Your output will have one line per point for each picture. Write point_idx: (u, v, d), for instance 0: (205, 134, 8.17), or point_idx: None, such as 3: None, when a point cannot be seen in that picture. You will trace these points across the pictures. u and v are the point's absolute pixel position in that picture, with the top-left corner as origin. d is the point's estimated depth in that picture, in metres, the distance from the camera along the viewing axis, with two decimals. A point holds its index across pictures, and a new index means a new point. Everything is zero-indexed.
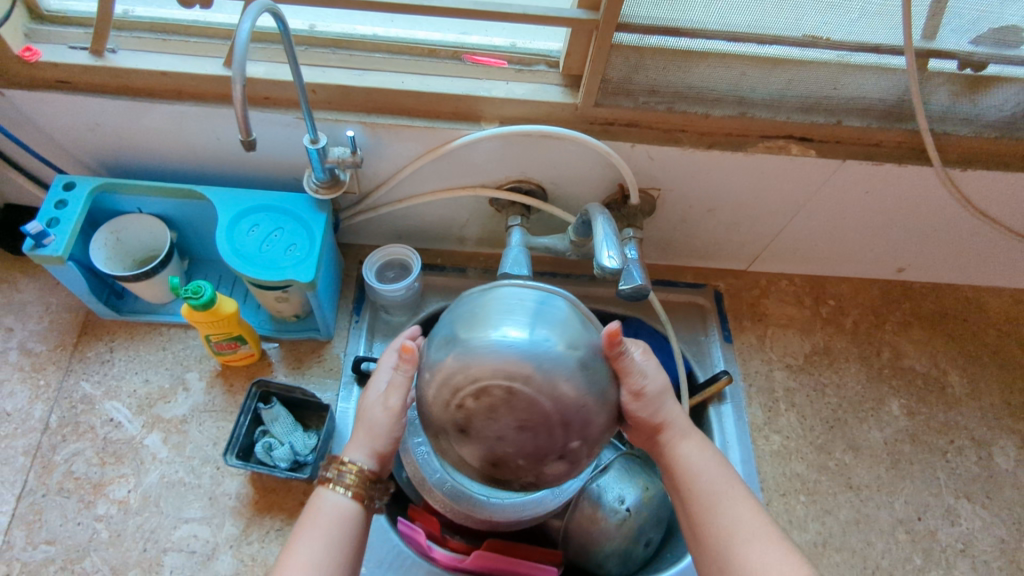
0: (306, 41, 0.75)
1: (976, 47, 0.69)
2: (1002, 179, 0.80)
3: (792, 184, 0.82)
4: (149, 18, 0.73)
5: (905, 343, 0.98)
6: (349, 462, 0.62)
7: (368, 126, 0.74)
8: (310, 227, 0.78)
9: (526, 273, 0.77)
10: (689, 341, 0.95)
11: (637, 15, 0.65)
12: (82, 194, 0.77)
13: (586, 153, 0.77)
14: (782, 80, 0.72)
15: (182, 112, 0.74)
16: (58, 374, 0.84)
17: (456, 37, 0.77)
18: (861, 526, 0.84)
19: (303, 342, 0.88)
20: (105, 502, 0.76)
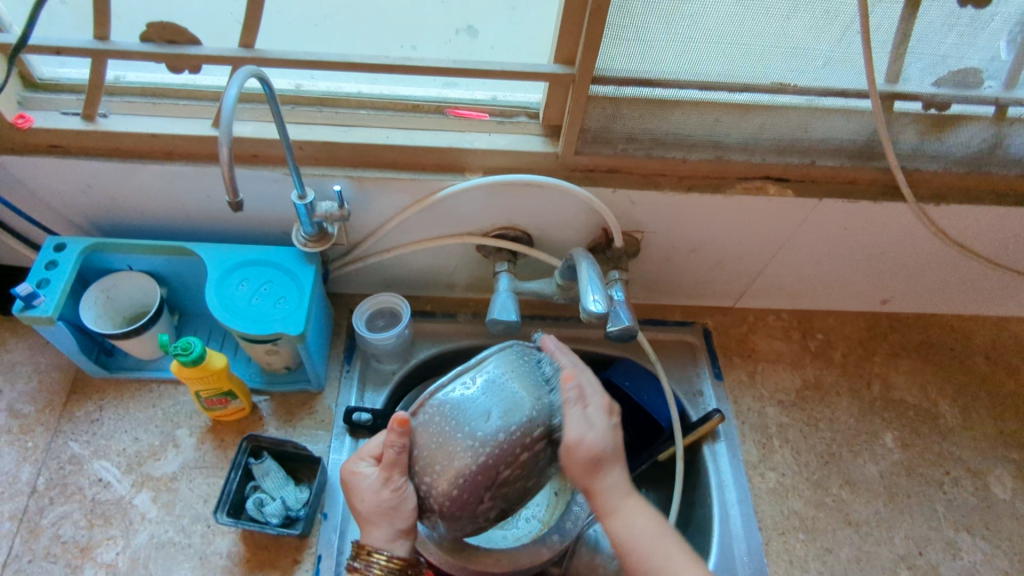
0: (292, 100, 0.77)
1: (937, 89, 0.72)
2: (974, 213, 0.82)
3: (772, 223, 0.84)
4: (140, 83, 0.76)
5: (894, 374, 0.98)
6: (377, 551, 0.63)
7: (355, 180, 0.76)
8: (298, 280, 0.79)
9: (513, 318, 0.77)
10: (680, 380, 0.96)
11: (611, 67, 0.67)
12: (73, 254, 0.78)
13: (569, 199, 0.79)
14: (754, 125, 0.74)
15: (172, 172, 0.75)
16: (47, 435, 0.83)
17: (438, 92, 0.80)
18: (862, 564, 0.82)
19: (293, 395, 0.87)
20: (93, 565, 0.75)
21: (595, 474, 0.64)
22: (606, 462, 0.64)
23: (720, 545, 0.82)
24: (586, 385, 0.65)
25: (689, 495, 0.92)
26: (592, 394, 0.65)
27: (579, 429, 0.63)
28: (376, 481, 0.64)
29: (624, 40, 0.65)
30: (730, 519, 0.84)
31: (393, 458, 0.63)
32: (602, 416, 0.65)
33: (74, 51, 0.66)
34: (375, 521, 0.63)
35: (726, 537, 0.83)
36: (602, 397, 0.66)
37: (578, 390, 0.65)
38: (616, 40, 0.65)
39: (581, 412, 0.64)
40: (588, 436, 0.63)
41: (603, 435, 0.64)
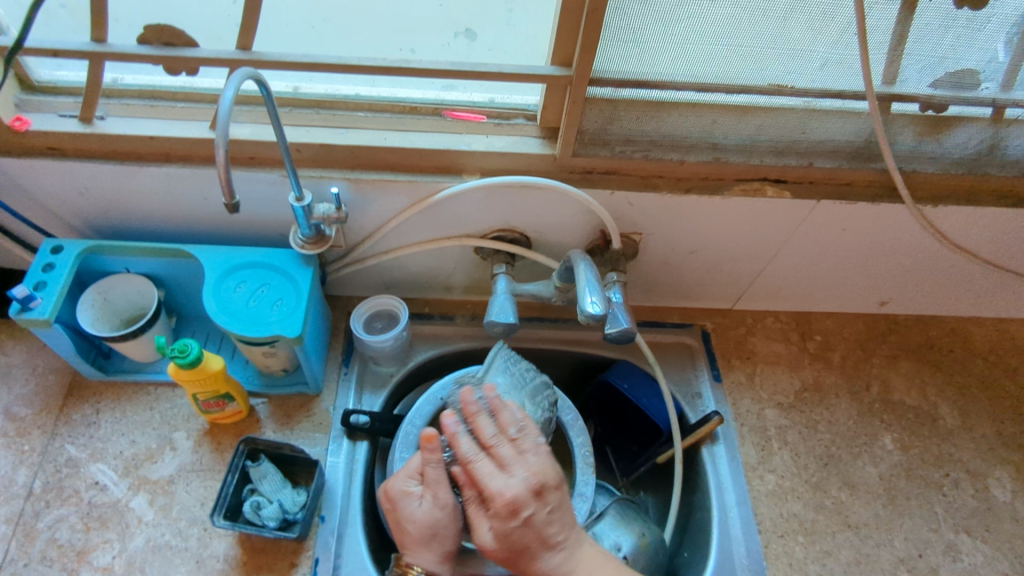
0: (290, 103, 0.77)
1: (934, 90, 0.72)
2: (972, 214, 0.82)
3: (770, 225, 0.84)
4: (137, 85, 0.76)
5: (893, 376, 0.98)
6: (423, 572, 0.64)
7: (352, 182, 0.76)
8: (296, 282, 0.79)
9: (512, 319, 0.77)
10: (679, 382, 0.95)
11: (608, 69, 0.67)
12: (70, 257, 0.78)
13: (567, 201, 0.79)
14: (752, 126, 0.74)
15: (169, 174, 0.75)
16: (43, 438, 0.83)
17: (436, 94, 0.80)
18: (862, 566, 0.82)
19: (291, 397, 0.87)
20: (89, 569, 0.75)
21: (527, 520, 0.61)
22: (527, 507, 0.60)
23: (718, 547, 0.82)
24: (484, 428, 0.64)
25: (688, 498, 0.91)
26: (527, 461, 0.62)
27: (498, 482, 0.61)
28: (425, 503, 0.64)
29: (621, 41, 0.65)
30: (728, 521, 0.84)
31: (435, 478, 0.64)
32: (512, 519, 0.60)
33: (70, 53, 0.66)
34: (424, 544, 0.64)
35: (725, 539, 0.82)
36: (533, 465, 0.61)
37: (497, 427, 0.64)
38: (613, 42, 0.65)
39: (502, 467, 0.62)
40: (495, 487, 0.61)
41: (526, 482, 0.61)
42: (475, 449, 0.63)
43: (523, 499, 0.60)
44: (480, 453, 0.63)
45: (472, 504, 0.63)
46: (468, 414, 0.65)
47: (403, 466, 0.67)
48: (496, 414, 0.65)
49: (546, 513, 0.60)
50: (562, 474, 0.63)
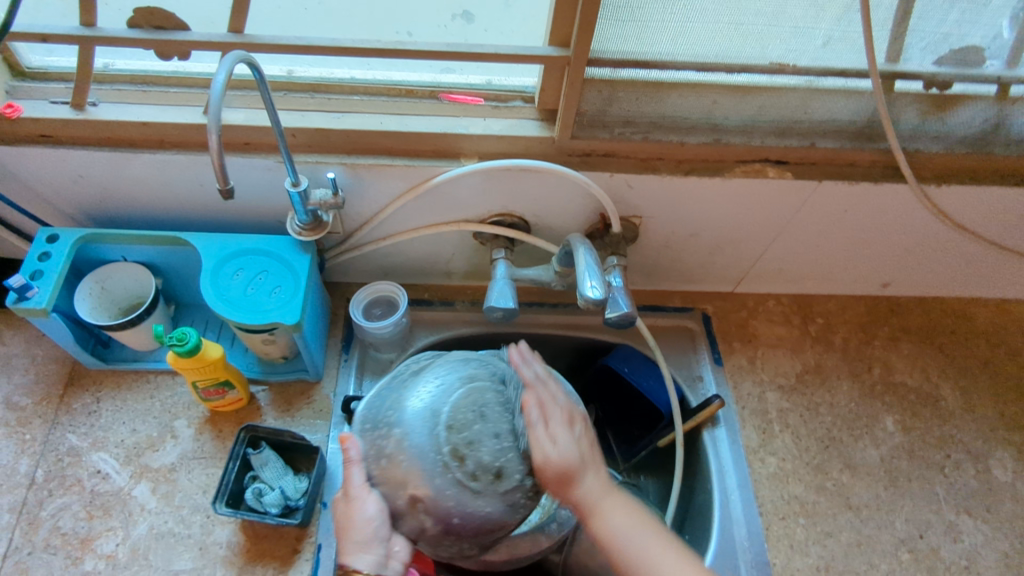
0: (285, 87, 0.76)
1: (939, 68, 0.71)
2: (976, 193, 0.81)
3: (772, 207, 0.83)
4: (129, 71, 0.75)
5: (895, 358, 0.98)
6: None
7: (349, 167, 0.75)
8: (294, 269, 0.78)
9: (511, 304, 0.77)
10: (680, 365, 0.95)
11: (607, 50, 0.66)
12: (66, 245, 0.78)
13: (566, 184, 0.78)
14: (753, 107, 0.73)
15: (164, 161, 0.74)
16: (45, 427, 0.83)
17: (433, 77, 0.79)
18: (863, 548, 0.82)
19: (291, 384, 0.87)
20: (93, 557, 0.75)
21: (570, 487, 0.62)
22: (578, 423, 0.63)
23: (719, 529, 0.82)
24: (549, 395, 0.63)
25: (690, 481, 0.92)
26: (557, 393, 0.65)
27: (556, 429, 0.62)
28: (371, 504, 0.60)
29: (620, 21, 0.64)
30: (729, 504, 0.84)
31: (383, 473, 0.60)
32: (568, 430, 0.62)
33: (61, 38, 0.65)
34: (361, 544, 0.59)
35: (725, 522, 0.83)
36: (571, 403, 0.65)
37: (541, 408, 0.62)
38: (612, 22, 0.64)
39: (548, 432, 0.61)
40: (551, 454, 0.60)
41: (574, 442, 0.62)
42: (535, 380, 0.65)
43: (574, 416, 0.64)
44: (537, 384, 0.64)
45: (538, 426, 0.61)
46: (530, 380, 0.64)
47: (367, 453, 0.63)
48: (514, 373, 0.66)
49: (591, 435, 0.65)
50: (589, 460, 0.63)
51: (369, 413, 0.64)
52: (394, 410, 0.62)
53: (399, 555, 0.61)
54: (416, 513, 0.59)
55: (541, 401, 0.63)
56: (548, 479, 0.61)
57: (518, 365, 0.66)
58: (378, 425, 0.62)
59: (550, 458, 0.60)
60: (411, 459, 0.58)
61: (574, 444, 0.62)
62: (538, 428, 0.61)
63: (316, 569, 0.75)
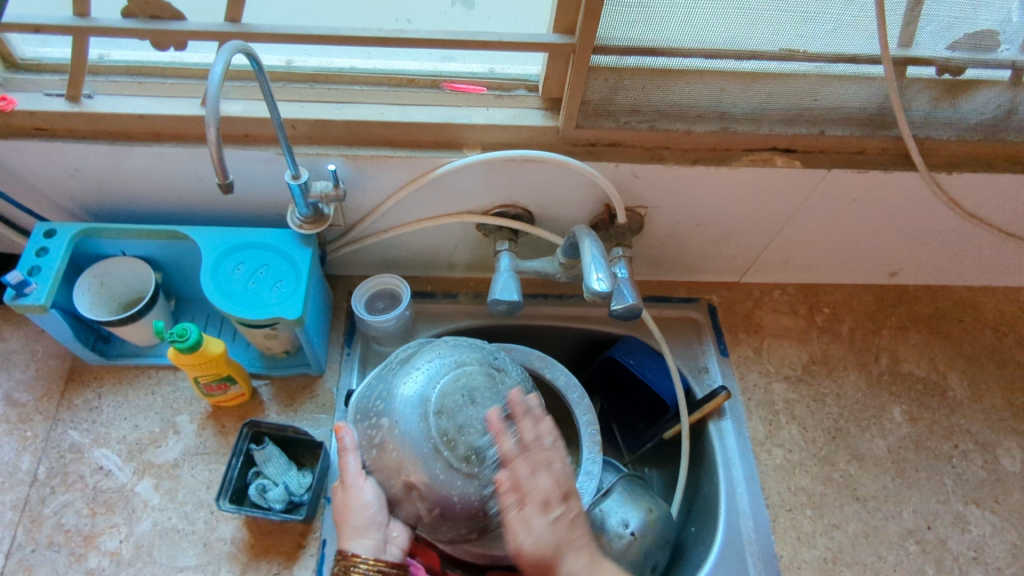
0: (283, 77, 0.75)
1: (952, 53, 0.69)
2: (988, 181, 0.80)
3: (780, 196, 0.82)
4: (125, 61, 0.73)
5: (902, 347, 0.97)
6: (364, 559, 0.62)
7: (350, 159, 0.74)
8: (296, 263, 0.77)
9: (516, 297, 0.76)
10: (685, 357, 0.95)
11: (613, 37, 0.65)
12: (64, 240, 0.77)
13: (571, 174, 0.77)
14: (761, 94, 0.72)
15: (162, 154, 0.73)
16: (46, 424, 0.82)
17: (434, 65, 0.77)
18: (870, 539, 0.82)
19: (294, 378, 0.86)
20: (97, 554, 0.75)
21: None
22: (556, 507, 0.60)
23: (726, 521, 0.82)
24: (523, 477, 0.61)
25: (696, 473, 0.91)
26: (540, 479, 0.61)
27: (535, 471, 0.61)
28: (372, 494, 0.65)
29: (626, 7, 0.62)
30: (736, 496, 0.83)
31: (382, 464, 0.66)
32: (541, 516, 0.60)
33: (53, 28, 0.63)
34: (359, 530, 0.64)
35: (732, 514, 0.82)
36: (559, 473, 0.62)
37: (512, 486, 0.61)
38: (618, 8, 0.62)
39: (529, 475, 0.61)
40: (524, 543, 0.59)
41: (551, 531, 0.59)
42: (517, 450, 0.62)
43: (553, 499, 0.60)
44: (520, 454, 0.62)
45: (509, 511, 0.60)
46: (506, 454, 0.62)
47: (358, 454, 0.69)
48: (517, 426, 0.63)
49: (572, 517, 0.61)
50: (569, 546, 0.59)
51: (363, 400, 0.71)
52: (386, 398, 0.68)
53: (397, 540, 0.65)
54: (411, 499, 0.65)
55: (509, 486, 0.61)
56: (529, 566, 0.59)
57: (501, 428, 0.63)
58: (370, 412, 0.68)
59: (522, 549, 0.59)
60: (404, 443, 0.65)
61: (547, 529, 0.59)
62: (513, 454, 0.62)
63: (320, 565, 0.74)
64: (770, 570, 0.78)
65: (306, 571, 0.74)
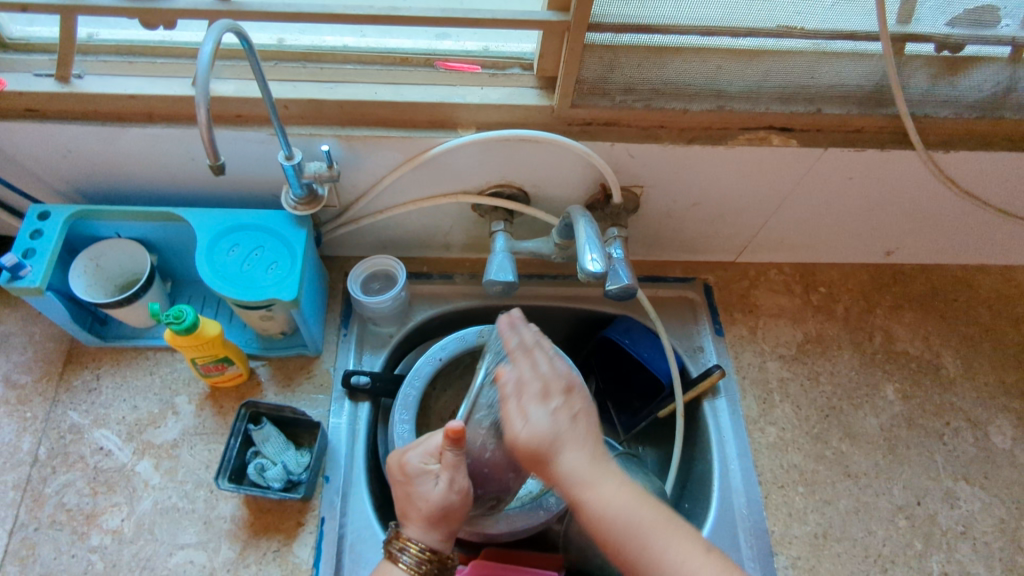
0: (275, 56, 0.74)
1: (951, 29, 0.69)
2: (985, 160, 0.79)
3: (776, 175, 0.81)
4: (114, 41, 0.73)
5: (897, 326, 0.97)
6: (418, 542, 0.62)
7: (343, 139, 0.73)
8: (290, 245, 0.77)
9: (511, 278, 0.76)
10: (681, 337, 0.95)
11: (608, 14, 0.64)
12: (58, 222, 0.76)
13: (566, 154, 0.76)
14: (759, 72, 0.71)
15: (154, 134, 0.73)
16: (45, 404, 0.83)
17: (428, 44, 0.76)
18: (861, 514, 0.83)
19: (291, 359, 0.87)
20: (99, 532, 0.76)
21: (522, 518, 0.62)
22: (555, 397, 0.61)
23: (719, 499, 0.83)
24: (526, 368, 0.62)
25: (689, 451, 0.93)
26: (545, 371, 0.62)
27: (543, 367, 0.63)
28: (441, 483, 0.62)
29: None
30: (729, 474, 0.85)
31: (456, 458, 0.62)
32: (542, 403, 0.60)
33: (40, 7, 0.62)
34: (429, 522, 0.62)
35: (726, 492, 0.83)
36: (564, 372, 0.63)
37: (520, 384, 0.62)
38: None
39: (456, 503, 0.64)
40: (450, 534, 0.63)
41: (554, 416, 0.59)
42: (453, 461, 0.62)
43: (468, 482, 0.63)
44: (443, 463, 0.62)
45: (509, 402, 0.61)
46: (513, 347, 0.65)
47: (419, 443, 0.65)
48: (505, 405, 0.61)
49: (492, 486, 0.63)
50: (569, 438, 0.59)
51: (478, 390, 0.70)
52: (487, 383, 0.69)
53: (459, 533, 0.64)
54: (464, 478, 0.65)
55: (512, 380, 0.62)
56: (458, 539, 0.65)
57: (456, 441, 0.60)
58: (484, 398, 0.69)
59: (519, 433, 0.59)
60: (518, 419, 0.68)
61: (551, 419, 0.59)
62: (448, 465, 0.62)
63: (320, 542, 0.76)
64: (762, 545, 0.80)
65: (306, 548, 0.75)
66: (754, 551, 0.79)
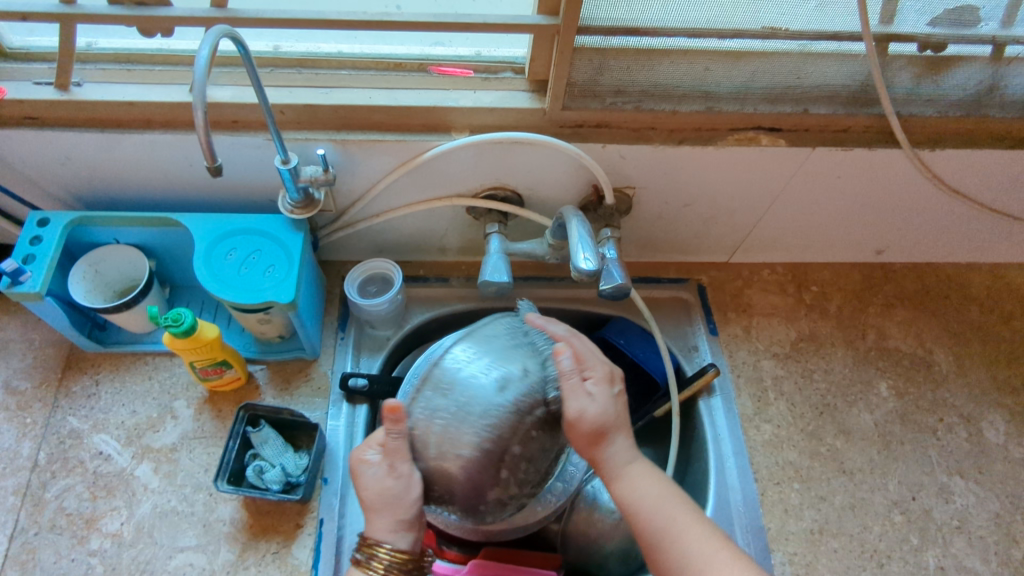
0: (271, 63, 0.75)
1: (933, 29, 0.71)
2: (971, 158, 0.81)
3: (765, 175, 0.83)
4: (112, 49, 0.74)
5: (889, 324, 0.98)
6: (381, 545, 0.61)
7: (339, 144, 0.74)
8: (288, 249, 0.78)
9: (505, 279, 0.76)
10: (675, 337, 0.96)
11: (597, 17, 0.65)
12: (58, 228, 0.77)
13: (558, 155, 0.77)
14: (745, 73, 0.73)
15: (152, 141, 0.74)
16: (45, 410, 0.83)
17: (421, 49, 0.78)
18: (857, 510, 0.84)
19: (289, 363, 0.87)
20: (99, 536, 0.76)
21: (600, 444, 0.63)
22: (536, 483, 0.57)
23: (716, 495, 0.83)
24: (582, 351, 0.66)
25: (687, 450, 0.93)
26: (589, 357, 0.66)
27: (579, 403, 0.62)
28: (380, 470, 0.60)
29: None
30: (725, 470, 0.85)
31: (393, 445, 0.60)
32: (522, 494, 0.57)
33: (40, 16, 0.63)
34: None
35: (722, 488, 0.84)
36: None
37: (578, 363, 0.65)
38: None
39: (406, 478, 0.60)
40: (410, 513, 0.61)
41: (605, 400, 0.64)
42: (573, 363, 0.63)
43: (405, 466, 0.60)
44: (569, 343, 0.66)
45: (564, 385, 0.63)
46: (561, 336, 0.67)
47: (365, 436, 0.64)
48: (551, 357, 0.64)
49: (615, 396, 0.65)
50: (620, 423, 0.64)
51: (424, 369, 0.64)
52: (453, 377, 0.62)
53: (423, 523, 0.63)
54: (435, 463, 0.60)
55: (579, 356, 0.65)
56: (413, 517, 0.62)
57: (544, 337, 0.66)
58: (433, 384, 0.62)
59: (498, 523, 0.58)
60: (462, 423, 0.60)
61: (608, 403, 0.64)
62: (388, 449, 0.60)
63: (319, 543, 0.76)
64: (758, 542, 0.80)
65: (305, 549, 0.76)
66: (750, 548, 0.80)
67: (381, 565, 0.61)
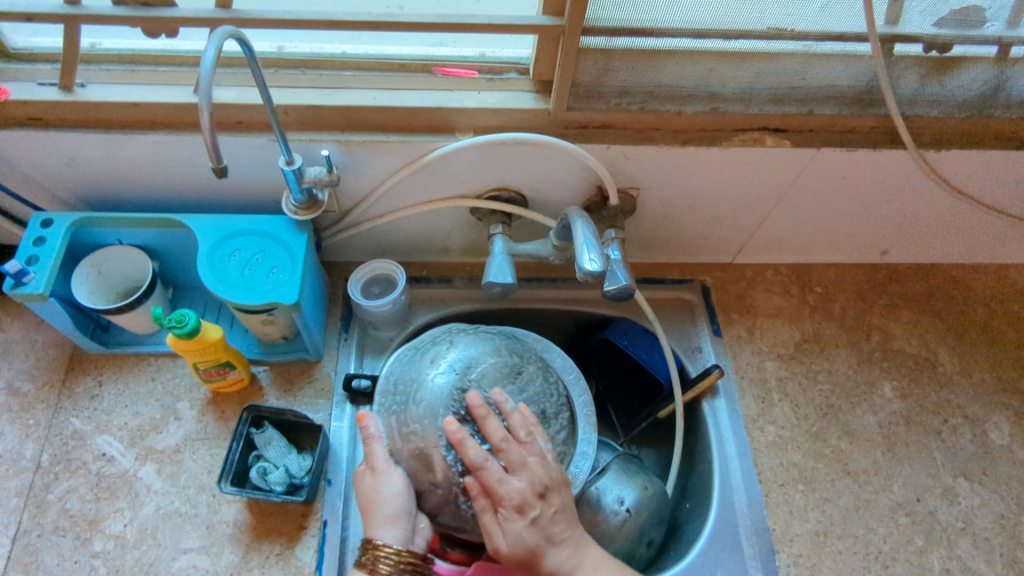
0: (274, 63, 0.75)
1: (939, 30, 0.71)
2: (976, 158, 0.81)
3: (770, 176, 0.82)
4: (116, 50, 0.74)
5: (893, 325, 0.98)
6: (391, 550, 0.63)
7: (343, 144, 0.74)
8: (291, 250, 0.78)
9: (510, 280, 0.76)
10: (679, 338, 0.96)
11: (601, 17, 0.65)
12: (61, 230, 0.77)
13: (562, 156, 0.77)
14: (750, 74, 0.73)
15: (156, 142, 0.73)
16: (48, 412, 0.83)
17: (425, 50, 0.78)
18: (861, 512, 0.83)
19: (292, 364, 0.87)
20: (102, 538, 0.76)
21: (538, 561, 0.61)
22: (532, 507, 0.60)
23: (720, 498, 0.83)
24: (490, 481, 0.60)
25: (690, 450, 0.93)
26: (527, 462, 0.61)
27: (499, 539, 0.61)
28: (374, 480, 0.66)
29: None
30: (729, 473, 0.85)
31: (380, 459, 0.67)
32: (518, 518, 0.60)
33: (44, 17, 0.63)
34: None
35: (726, 491, 0.84)
36: (536, 471, 0.61)
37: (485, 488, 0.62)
38: None
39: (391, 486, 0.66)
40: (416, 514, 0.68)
41: (514, 538, 0.60)
42: (483, 456, 0.60)
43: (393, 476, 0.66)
44: (488, 460, 0.60)
45: (487, 513, 0.62)
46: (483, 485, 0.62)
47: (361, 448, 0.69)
48: (483, 424, 0.61)
49: (550, 514, 0.61)
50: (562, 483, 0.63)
51: (392, 378, 0.73)
52: (416, 380, 0.70)
53: (423, 531, 0.68)
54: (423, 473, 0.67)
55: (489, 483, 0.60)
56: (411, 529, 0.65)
57: (463, 435, 0.61)
58: (400, 390, 0.70)
59: (501, 551, 0.60)
60: (426, 423, 0.67)
61: (519, 535, 0.60)
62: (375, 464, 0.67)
63: (322, 545, 0.76)
64: (763, 544, 0.80)
65: (308, 551, 0.75)
66: (755, 550, 0.80)
67: (387, 566, 0.62)
